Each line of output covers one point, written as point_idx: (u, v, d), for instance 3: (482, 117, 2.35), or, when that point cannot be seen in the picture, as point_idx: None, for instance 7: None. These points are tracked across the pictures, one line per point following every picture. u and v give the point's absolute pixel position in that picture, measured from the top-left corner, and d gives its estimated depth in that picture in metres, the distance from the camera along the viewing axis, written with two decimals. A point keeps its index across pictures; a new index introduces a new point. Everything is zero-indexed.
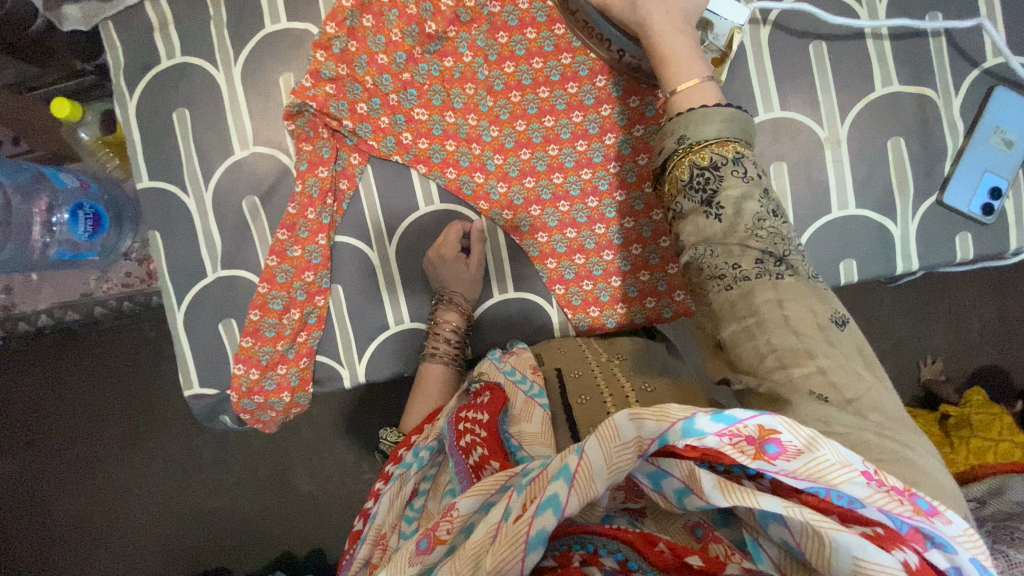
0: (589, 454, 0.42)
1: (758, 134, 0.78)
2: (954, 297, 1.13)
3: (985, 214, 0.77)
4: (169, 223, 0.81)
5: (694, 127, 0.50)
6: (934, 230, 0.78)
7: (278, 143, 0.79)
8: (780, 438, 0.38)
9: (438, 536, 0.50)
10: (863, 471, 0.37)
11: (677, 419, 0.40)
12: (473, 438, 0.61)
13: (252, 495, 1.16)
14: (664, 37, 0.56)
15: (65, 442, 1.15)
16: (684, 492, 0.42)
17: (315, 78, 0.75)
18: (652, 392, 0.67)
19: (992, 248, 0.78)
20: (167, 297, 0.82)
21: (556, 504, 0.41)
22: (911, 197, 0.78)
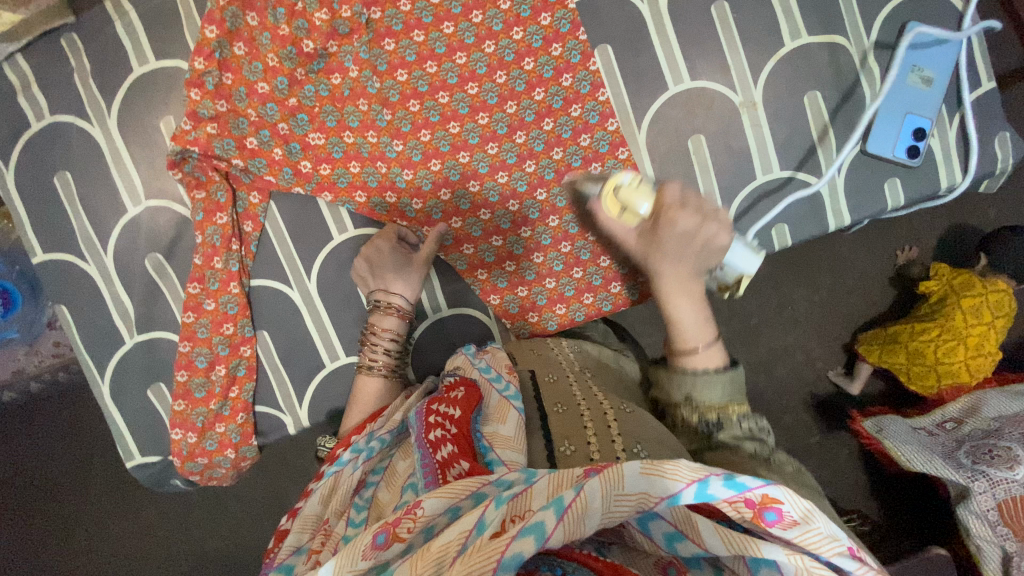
0: (587, 492, 0.45)
1: (668, 110, 0.75)
2: (916, 229, 1.07)
3: (911, 157, 0.75)
4: (75, 295, 0.76)
5: (699, 386, 0.61)
6: (863, 182, 0.76)
7: (171, 192, 0.75)
8: (780, 507, 0.45)
9: (398, 532, 0.50)
10: (846, 545, 0.45)
11: (691, 481, 0.45)
12: (442, 435, 0.60)
13: (252, 526, 1.11)
14: (669, 300, 0.64)
15: (47, 505, 1.10)
16: (675, 536, 0.47)
17: (193, 119, 0.70)
18: (631, 413, 0.63)
19: (923, 191, 0.77)
20: (89, 371, 0.78)
21: (541, 530, 0.43)
22: (836, 151, 0.75)
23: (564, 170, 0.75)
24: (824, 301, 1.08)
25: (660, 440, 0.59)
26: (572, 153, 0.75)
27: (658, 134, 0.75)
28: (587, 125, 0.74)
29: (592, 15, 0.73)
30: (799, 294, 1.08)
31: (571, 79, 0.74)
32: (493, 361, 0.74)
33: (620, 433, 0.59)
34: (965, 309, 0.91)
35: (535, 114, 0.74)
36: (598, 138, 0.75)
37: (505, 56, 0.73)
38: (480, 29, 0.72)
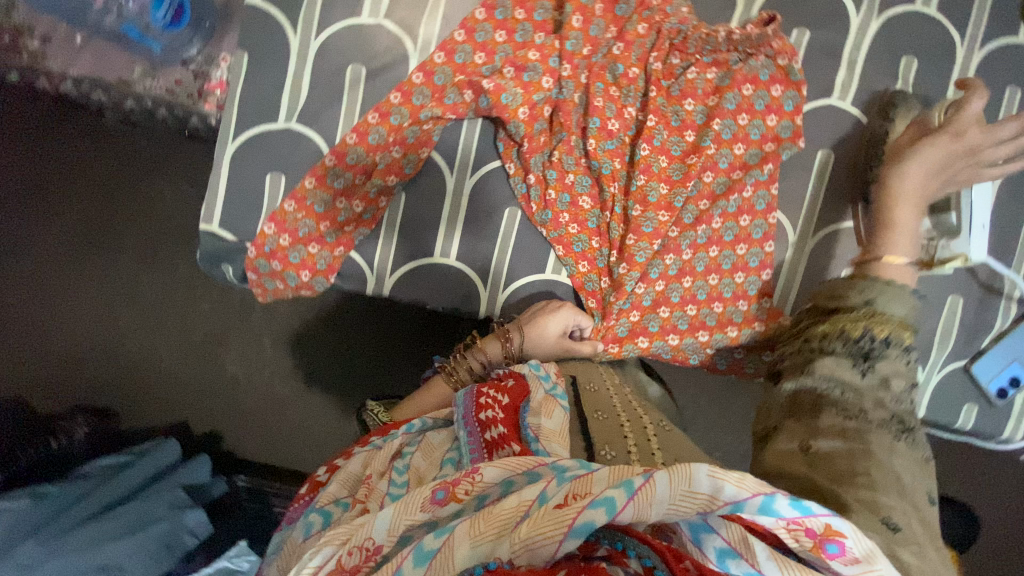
0: (657, 478, 0.42)
1: (843, 236, 0.79)
2: (947, 471, 1.08)
3: (998, 396, 0.81)
4: (264, 54, 0.75)
5: (883, 299, 0.63)
6: (950, 391, 0.82)
7: (409, 27, 0.75)
8: (843, 541, 0.42)
9: (456, 492, 0.48)
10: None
11: (757, 493, 0.42)
12: (492, 416, 0.60)
13: (174, 352, 1.25)
14: (898, 206, 0.70)
15: (44, 235, 1.23)
16: (725, 552, 0.43)
17: (484, 15, 0.73)
18: (668, 434, 0.65)
19: (988, 428, 0.83)
20: (226, 125, 0.76)
21: (611, 505, 0.41)
22: (944, 354, 0.81)
23: None
24: None
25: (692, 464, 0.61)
26: None
27: (824, 249, 0.79)
28: (751, 209, 0.75)
29: (837, 123, 0.78)
30: None
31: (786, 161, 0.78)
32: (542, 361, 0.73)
33: (658, 448, 0.61)
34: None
35: None
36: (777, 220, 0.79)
37: (755, 104, 0.73)
38: (744, 102, 0.73)
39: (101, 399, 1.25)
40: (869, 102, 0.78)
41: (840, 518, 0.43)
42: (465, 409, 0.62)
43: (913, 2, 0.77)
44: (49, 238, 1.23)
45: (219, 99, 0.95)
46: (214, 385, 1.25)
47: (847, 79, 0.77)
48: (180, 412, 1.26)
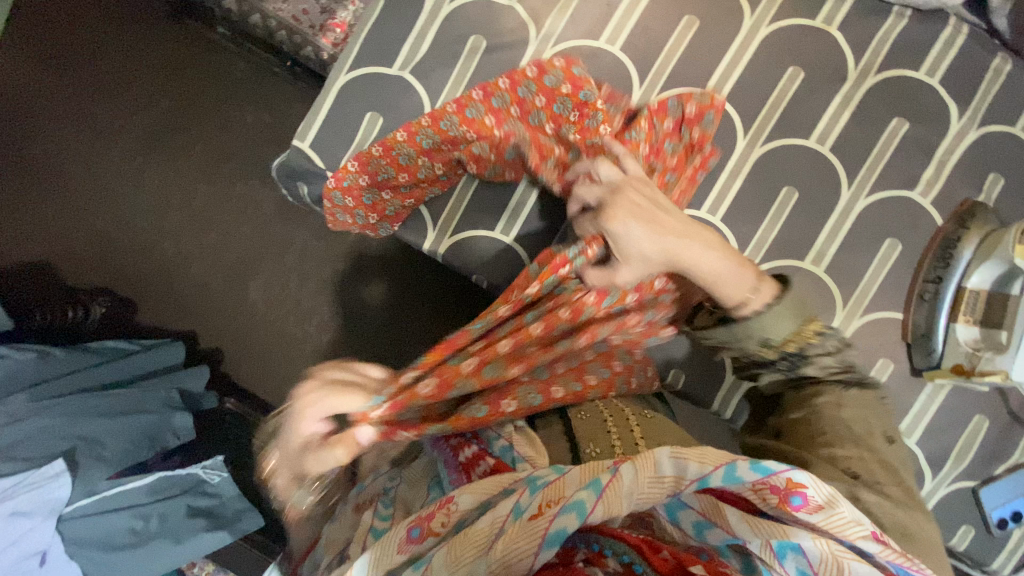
0: (621, 471, 0.44)
1: (889, 326, 0.80)
2: None
3: (997, 525, 0.80)
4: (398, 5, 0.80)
5: (769, 326, 0.59)
6: (955, 508, 0.81)
7: (536, 16, 0.79)
8: (805, 492, 0.44)
9: (432, 527, 0.46)
10: (871, 531, 0.44)
11: (718, 466, 0.45)
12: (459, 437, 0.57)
13: (210, 261, 1.29)
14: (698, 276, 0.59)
15: (128, 120, 1.29)
16: (702, 524, 0.45)
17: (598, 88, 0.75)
18: (652, 420, 0.64)
19: (984, 556, 0.82)
20: (344, 58, 0.81)
21: (581, 510, 0.42)
22: (957, 470, 0.81)
23: None
24: None
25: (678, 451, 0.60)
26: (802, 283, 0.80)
27: (866, 333, 0.80)
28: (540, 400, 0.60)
29: (910, 216, 0.79)
30: None
31: (853, 239, 0.80)
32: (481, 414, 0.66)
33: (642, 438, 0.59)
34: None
35: (804, 236, 0.80)
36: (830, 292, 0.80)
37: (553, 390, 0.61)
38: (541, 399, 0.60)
39: (132, 287, 1.28)
40: (946, 205, 0.79)
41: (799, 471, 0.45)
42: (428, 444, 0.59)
43: (1013, 125, 0.79)
44: (132, 124, 1.29)
45: (337, 38, 1.01)
46: (237, 302, 1.28)
47: (931, 179, 0.79)
48: (198, 320, 1.29)
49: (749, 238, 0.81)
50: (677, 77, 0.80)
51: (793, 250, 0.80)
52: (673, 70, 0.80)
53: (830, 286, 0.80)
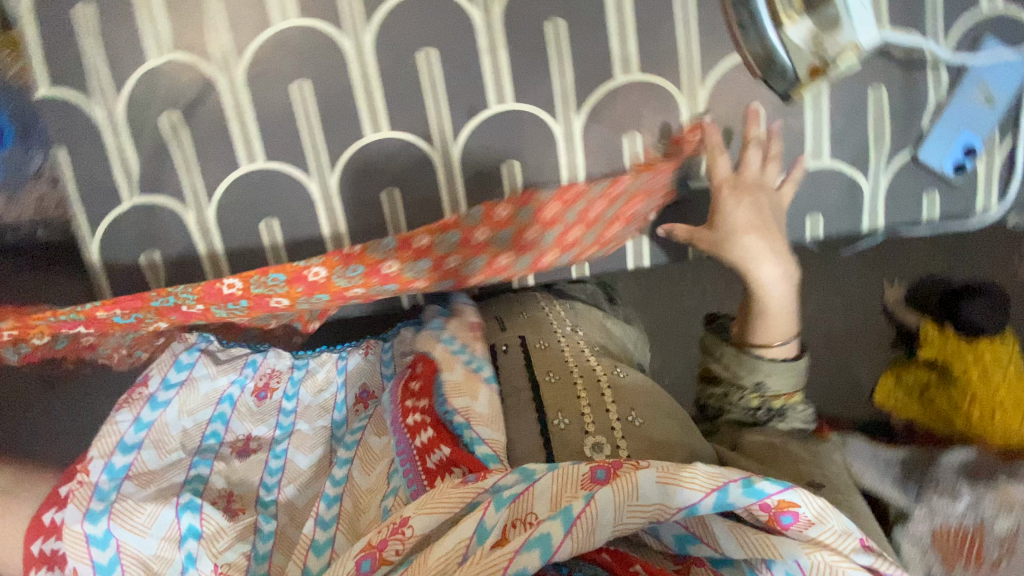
0: (598, 501, 0.40)
1: (733, 74, 0.72)
2: None
3: (954, 173, 0.75)
4: (80, 141, 0.71)
5: (776, 381, 0.66)
6: (902, 187, 0.76)
7: (198, 49, 0.69)
8: (798, 511, 0.40)
9: (385, 555, 0.44)
10: (860, 538, 0.41)
11: (709, 491, 0.40)
12: (419, 419, 0.59)
13: None
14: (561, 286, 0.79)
15: None
16: (685, 538, 0.42)
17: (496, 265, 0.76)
18: (624, 379, 0.60)
19: (957, 209, 0.78)
20: (80, 224, 0.74)
21: (546, 545, 0.39)
22: (885, 152, 0.74)
23: (616, 121, 0.73)
24: None
25: (653, 406, 0.57)
26: (628, 100, 0.73)
27: (719, 98, 0.72)
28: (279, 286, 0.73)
29: None
30: None
31: (644, 19, 0.70)
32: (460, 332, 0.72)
33: (612, 400, 0.57)
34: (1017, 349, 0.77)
35: (598, 55, 0.71)
36: (659, 86, 0.72)
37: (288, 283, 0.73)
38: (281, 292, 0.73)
39: None
40: None
41: (793, 487, 0.41)
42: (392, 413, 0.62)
43: None
44: None
45: None
46: None
47: None
48: None
49: (552, 96, 0.72)
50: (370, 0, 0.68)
51: (597, 76, 0.72)
52: None
53: (654, 80, 0.72)
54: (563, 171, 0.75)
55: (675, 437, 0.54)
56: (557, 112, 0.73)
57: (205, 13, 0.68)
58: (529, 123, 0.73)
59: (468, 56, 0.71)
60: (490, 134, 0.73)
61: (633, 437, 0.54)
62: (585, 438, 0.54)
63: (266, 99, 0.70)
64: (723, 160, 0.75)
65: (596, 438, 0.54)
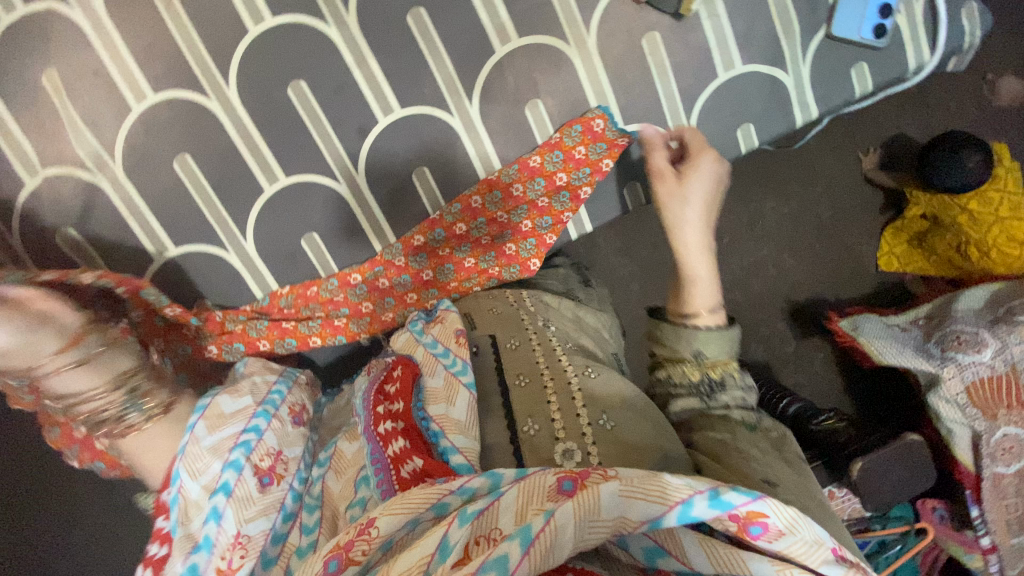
0: (558, 519, 0.39)
1: (616, 9, 0.67)
2: (874, 125, 1.12)
3: (878, 37, 0.70)
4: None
5: (707, 348, 0.57)
6: (828, 68, 0.71)
7: (71, 158, 0.66)
8: (766, 520, 0.39)
9: (352, 556, 0.44)
10: (830, 548, 0.40)
11: (675, 503, 0.39)
12: (393, 427, 0.54)
13: None
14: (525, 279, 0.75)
15: None
16: (655, 551, 0.42)
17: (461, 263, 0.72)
18: (596, 378, 0.57)
19: (890, 74, 0.73)
20: None
21: (503, 566, 0.37)
22: (799, 38, 0.69)
23: (513, 95, 0.68)
24: (791, 211, 1.15)
25: (625, 404, 0.55)
26: (516, 68, 0.68)
27: (609, 37, 0.67)
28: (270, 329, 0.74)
29: None
30: (769, 204, 1.15)
31: None
32: (439, 334, 0.65)
33: (583, 403, 0.54)
34: (982, 196, 0.93)
35: (470, 33, 0.66)
36: (544, 45, 0.67)
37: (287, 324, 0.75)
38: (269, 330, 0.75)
39: None
40: None
41: (762, 496, 0.39)
42: (364, 422, 0.56)
43: None
44: None
45: None
46: None
47: None
48: None
49: (438, 90, 0.68)
50: (222, 54, 0.65)
51: (476, 53, 0.67)
52: (210, 53, 0.65)
53: (536, 41, 0.67)
54: (476, 163, 0.71)
55: (647, 437, 0.51)
56: (449, 106, 0.68)
57: (63, 121, 0.65)
58: (424, 126, 0.69)
59: (338, 78, 0.66)
60: (389, 149, 0.69)
61: (604, 441, 0.51)
62: (555, 444, 0.51)
63: (156, 187, 0.68)
64: (634, 100, 0.70)
65: (567, 445, 0.51)
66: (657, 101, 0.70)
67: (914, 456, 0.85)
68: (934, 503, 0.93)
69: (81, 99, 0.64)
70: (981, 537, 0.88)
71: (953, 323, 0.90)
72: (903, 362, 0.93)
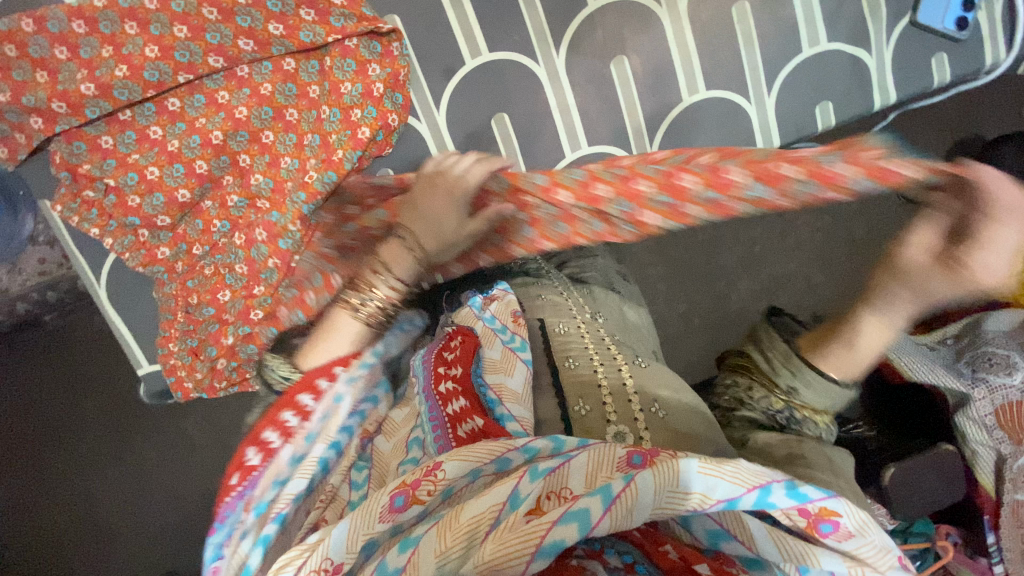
0: (639, 483, 0.37)
1: None
2: None
3: (960, 28, 0.71)
4: (49, 192, 0.68)
5: (813, 384, 0.57)
6: (909, 56, 0.72)
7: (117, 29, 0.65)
8: (838, 518, 0.38)
9: (417, 495, 0.42)
10: (897, 557, 0.38)
11: (753, 485, 0.37)
12: (452, 387, 0.53)
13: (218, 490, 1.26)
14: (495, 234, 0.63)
15: None
16: (720, 534, 0.38)
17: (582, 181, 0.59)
18: (646, 368, 0.58)
19: (968, 66, 0.73)
20: (84, 271, 0.70)
21: (584, 520, 0.35)
22: (884, 22, 0.70)
23: (600, 50, 0.69)
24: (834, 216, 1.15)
25: (676, 395, 0.55)
26: (606, 24, 0.69)
27: (701, 2, 0.68)
28: None
29: None
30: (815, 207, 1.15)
31: None
32: (497, 311, 0.66)
33: (635, 390, 0.54)
34: None
35: None
36: (636, 4, 0.68)
37: None
38: None
39: None
40: None
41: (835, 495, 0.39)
42: (423, 380, 0.55)
43: None
44: None
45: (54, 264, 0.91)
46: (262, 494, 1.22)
47: None
48: None
49: (527, 39, 0.69)
50: None
51: (569, 5, 0.68)
52: None
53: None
54: (556, 113, 0.71)
55: (699, 430, 0.52)
56: (536, 54, 0.69)
57: None
58: (511, 72, 0.69)
59: (431, 16, 0.67)
60: (472, 93, 0.70)
61: (656, 428, 0.51)
62: (607, 426, 0.51)
63: None
64: (717, 66, 0.70)
65: (619, 427, 0.51)
66: (739, 71, 0.70)
67: (944, 466, 0.80)
68: (947, 528, 0.87)
69: None
70: (995, 564, 0.80)
71: (985, 344, 0.88)
72: (932, 379, 0.88)
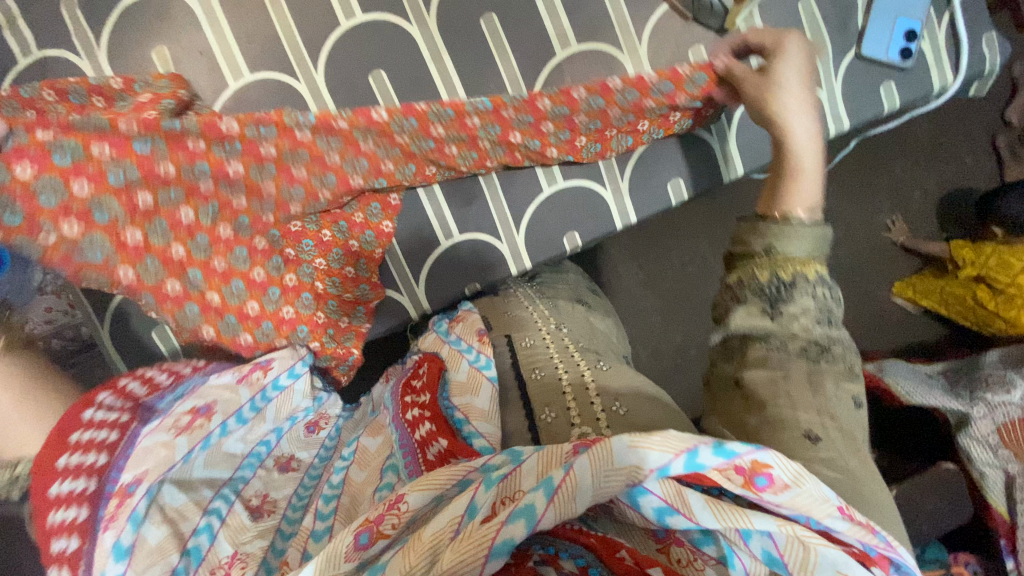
0: (578, 469, 0.37)
1: (667, 23, 0.74)
2: None
3: (903, 58, 0.76)
4: None
5: (780, 226, 0.54)
6: (859, 85, 0.77)
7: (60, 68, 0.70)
8: (770, 471, 0.37)
9: (382, 529, 0.41)
10: (839, 507, 0.37)
11: (678, 449, 0.37)
12: (419, 413, 0.56)
13: None
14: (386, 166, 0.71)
15: None
16: (664, 509, 0.38)
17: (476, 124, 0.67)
18: (607, 369, 0.59)
19: (916, 91, 0.79)
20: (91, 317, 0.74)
21: (530, 514, 0.36)
22: (831, 57, 0.76)
23: None
24: None
25: (636, 394, 0.55)
26: (574, 70, 0.75)
27: (659, 47, 0.75)
28: None
29: None
30: None
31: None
32: (462, 331, 0.71)
33: (597, 391, 0.55)
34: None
35: (534, 39, 0.74)
36: (600, 51, 0.74)
37: None
38: None
39: None
40: None
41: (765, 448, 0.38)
42: (393, 411, 0.59)
43: None
44: None
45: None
46: None
47: None
48: None
49: (502, 86, 0.75)
50: (314, 42, 0.72)
51: (538, 54, 0.74)
52: (304, 40, 0.72)
53: (594, 47, 0.74)
54: None
55: (660, 418, 0.51)
56: None
57: None
58: None
59: (413, 69, 0.74)
60: None
61: (618, 425, 0.51)
62: (572, 430, 0.52)
63: None
64: None
65: (582, 428, 0.51)
66: None
67: (949, 484, 0.81)
68: (965, 557, 0.86)
69: (186, 72, 0.72)
70: None
71: (982, 368, 0.92)
72: (933, 402, 0.91)
